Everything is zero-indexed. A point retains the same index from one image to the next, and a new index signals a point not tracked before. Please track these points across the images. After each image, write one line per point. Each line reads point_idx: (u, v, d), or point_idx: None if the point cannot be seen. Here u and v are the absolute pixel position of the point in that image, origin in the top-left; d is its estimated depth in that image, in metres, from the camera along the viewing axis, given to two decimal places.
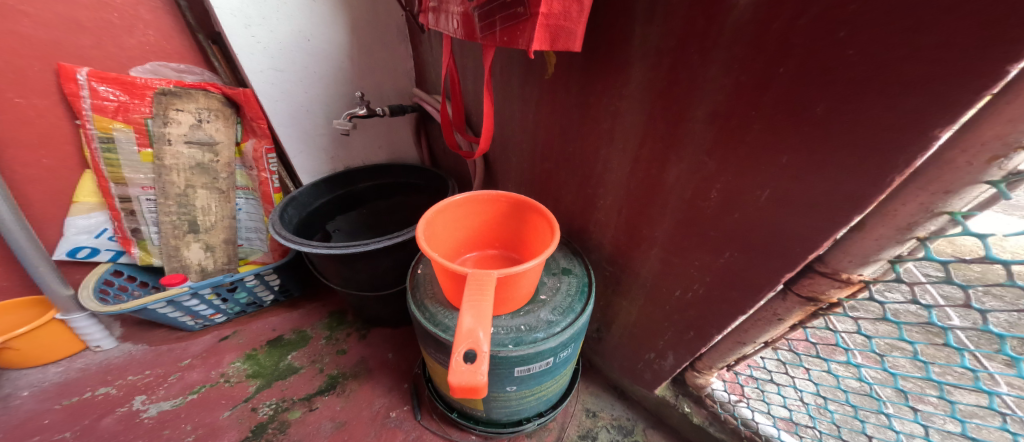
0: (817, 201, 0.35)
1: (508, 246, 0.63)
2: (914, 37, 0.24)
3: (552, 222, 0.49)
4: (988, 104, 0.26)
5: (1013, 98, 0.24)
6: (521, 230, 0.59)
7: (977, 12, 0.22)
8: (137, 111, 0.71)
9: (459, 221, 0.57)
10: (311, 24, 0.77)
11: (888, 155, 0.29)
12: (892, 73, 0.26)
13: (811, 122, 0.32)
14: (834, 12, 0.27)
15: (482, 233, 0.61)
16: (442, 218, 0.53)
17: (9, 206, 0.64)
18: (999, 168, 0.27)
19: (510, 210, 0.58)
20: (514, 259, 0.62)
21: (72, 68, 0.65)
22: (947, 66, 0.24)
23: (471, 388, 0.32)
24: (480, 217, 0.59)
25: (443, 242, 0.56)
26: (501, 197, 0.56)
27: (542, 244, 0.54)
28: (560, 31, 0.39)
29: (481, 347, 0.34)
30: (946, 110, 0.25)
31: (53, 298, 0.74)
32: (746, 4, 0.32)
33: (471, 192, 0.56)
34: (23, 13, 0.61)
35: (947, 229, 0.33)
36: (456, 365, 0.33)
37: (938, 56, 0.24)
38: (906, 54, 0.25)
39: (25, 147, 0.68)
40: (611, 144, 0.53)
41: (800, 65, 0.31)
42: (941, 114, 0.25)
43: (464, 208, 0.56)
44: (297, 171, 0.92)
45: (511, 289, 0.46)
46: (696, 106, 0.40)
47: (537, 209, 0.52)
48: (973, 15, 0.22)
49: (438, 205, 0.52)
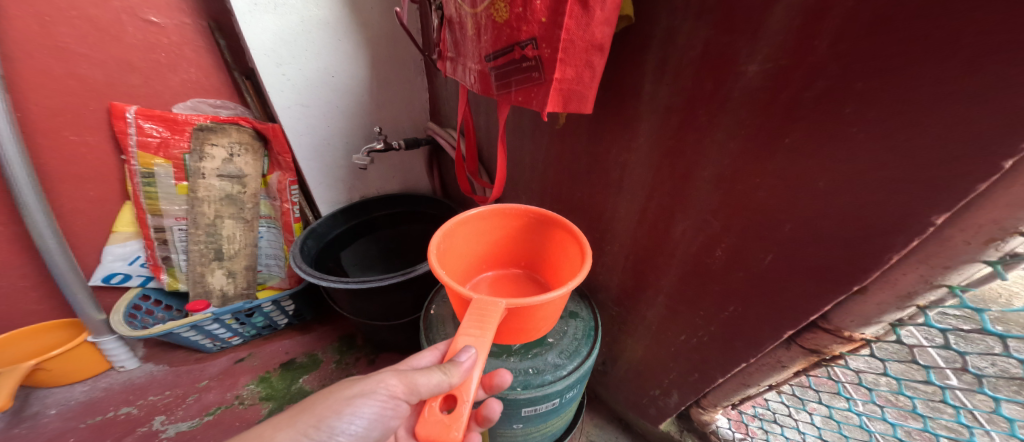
0: (823, 267, 0.36)
1: (533, 265, 0.65)
2: (920, 117, 0.26)
3: (583, 245, 0.49)
4: (993, 184, 0.27)
5: (1007, 188, 0.26)
6: (544, 248, 0.61)
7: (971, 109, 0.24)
8: (176, 147, 0.75)
9: (482, 234, 0.60)
10: (336, 62, 0.83)
11: (893, 228, 0.30)
12: (895, 153, 0.28)
13: (816, 196, 0.34)
14: (837, 93, 0.30)
15: (503, 247, 0.64)
16: (463, 230, 0.56)
17: (55, 237, 0.68)
18: (996, 249, 0.29)
19: (533, 226, 0.59)
20: (535, 279, 0.65)
21: (122, 107, 0.71)
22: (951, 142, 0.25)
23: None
24: (502, 231, 0.61)
25: (464, 255, 0.59)
26: (527, 212, 0.57)
27: (568, 268, 0.55)
28: (573, 94, 0.41)
29: (461, 401, 0.37)
30: (946, 195, 0.27)
31: (87, 322, 0.77)
32: (753, 73, 0.35)
33: (496, 205, 0.58)
34: (81, 56, 0.65)
35: (945, 300, 0.35)
36: (432, 414, 0.37)
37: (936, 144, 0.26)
38: (907, 138, 0.27)
39: (75, 180, 0.73)
40: (619, 193, 0.55)
41: (804, 136, 0.33)
42: (946, 197, 0.27)
43: (489, 221, 0.59)
44: (316, 201, 0.96)
45: (528, 320, 0.44)
46: (703, 166, 0.43)
47: (564, 226, 0.53)
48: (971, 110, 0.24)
49: (460, 216, 0.55)
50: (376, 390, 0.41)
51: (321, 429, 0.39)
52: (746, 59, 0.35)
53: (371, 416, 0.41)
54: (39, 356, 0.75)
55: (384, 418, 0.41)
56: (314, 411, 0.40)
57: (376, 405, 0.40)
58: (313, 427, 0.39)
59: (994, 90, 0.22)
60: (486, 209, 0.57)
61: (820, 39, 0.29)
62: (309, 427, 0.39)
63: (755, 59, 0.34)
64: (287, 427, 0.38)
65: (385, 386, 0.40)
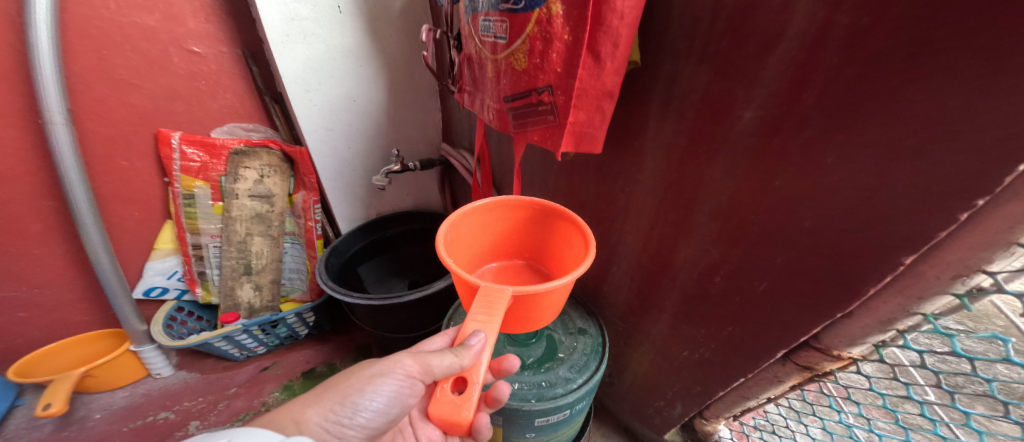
0: (811, 295, 0.40)
1: (536, 257, 0.65)
2: (889, 171, 0.30)
3: (587, 237, 0.49)
4: (956, 228, 0.31)
5: (966, 233, 0.31)
6: (549, 240, 0.61)
7: (931, 169, 0.28)
8: (214, 170, 0.82)
9: (487, 227, 0.60)
10: (357, 88, 0.89)
11: (871, 264, 0.34)
12: (869, 201, 0.32)
13: (804, 233, 0.38)
14: (819, 144, 0.34)
15: (509, 240, 0.64)
16: (468, 221, 0.57)
17: (107, 251, 0.73)
18: (963, 283, 0.33)
19: (538, 217, 0.59)
20: (540, 271, 0.65)
21: (168, 133, 0.77)
22: (917, 194, 0.29)
23: (453, 422, 0.36)
24: (508, 223, 0.61)
25: (469, 246, 0.59)
26: (532, 204, 0.58)
27: (573, 258, 0.55)
28: (584, 136, 0.45)
29: (471, 383, 0.39)
30: (913, 239, 0.31)
31: (129, 332, 0.82)
32: (748, 119, 0.39)
33: (501, 197, 0.58)
34: (133, 86, 0.72)
35: (921, 325, 0.39)
36: (444, 395, 0.39)
37: (903, 195, 0.30)
38: (879, 188, 0.31)
39: (122, 203, 0.79)
40: (625, 220, 0.60)
41: (792, 179, 0.37)
42: (913, 241, 0.31)
43: (494, 212, 0.59)
44: (337, 219, 1.01)
45: (534, 308, 0.45)
46: (704, 200, 0.47)
47: (569, 217, 0.54)
48: (930, 170, 0.28)
49: (465, 207, 0.55)
50: (393, 370, 0.46)
51: (346, 405, 0.45)
52: (742, 105, 0.39)
53: (390, 394, 0.46)
54: (87, 364, 0.81)
55: (403, 395, 0.46)
56: (340, 390, 0.46)
57: (394, 384, 0.46)
58: (339, 403, 0.45)
59: (947, 154, 0.26)
60: (491, 200, 0.57)
61: (805, 94, 0.33)
62: (335, 403, 0.45)
63: (750, 106, 0.38)
64: (316, 404, 0.44)
65: (401, 366, 0.45)
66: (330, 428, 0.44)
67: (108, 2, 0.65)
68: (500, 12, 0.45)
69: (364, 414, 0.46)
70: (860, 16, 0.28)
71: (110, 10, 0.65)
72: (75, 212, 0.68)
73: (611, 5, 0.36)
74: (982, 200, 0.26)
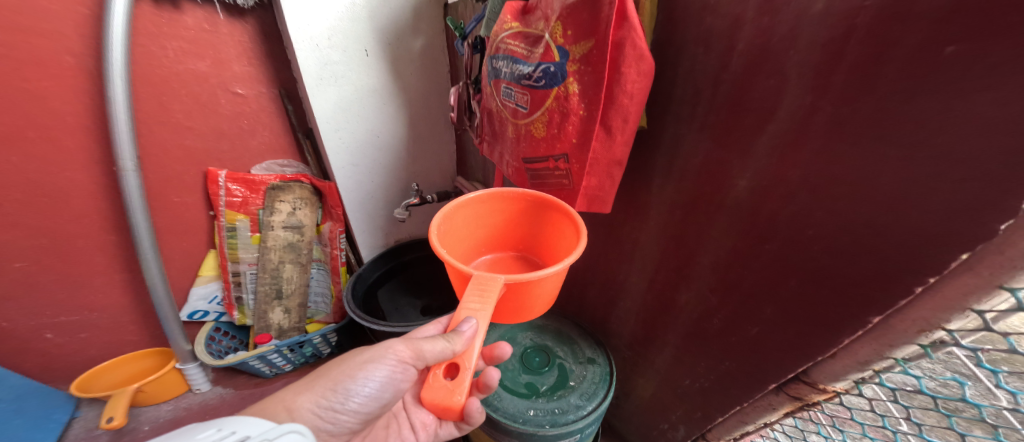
0: (796, 342, 0.46)
1: (529, 248, 0.65)
2: (857, 249, 0.36)
3: (580, 225, 0.50)
4: (921, 292, 0.35)
5: (926, 297, 0.35)
6: (542, 231, 0.61)
7: (888, 253, 0.34)
8: (253, 204, 0.90)
9: (481, 218, 0.61)
10: (382, 127, 0.96)
11: (841, 323, 0.40)
12: (840, 271, 0.38)
13: (791, 290, 0.44)
14: (800, 218, 0.40)
15: (503, 232, 0.64)
16: (462, 213, 0.57)
17: (162, 278, 0.80)
18: (926, 336, 0.37)
19: (532, 209, 0.59)
20: (534, 262, 0.65)
21: (216, 173, 0.85)
22: (884, 269, 0.35)
23: (446, 405, 0.40)
24: (502, 215, 0.62)
25: (463, 238, 0.60)
26: (525, 196, 0.58)
27: (565, 248, 0.56)
28: (596, 198, 0.51)
29: (462, 369, 0.43)
30: (874, 306, 0.37)
31: (176, 351, 0.88)
32: (742, 188, 0.45)
33: (495, 189, 0.58)
34: (189, 128, 0.79)
35: (894, 367, 0.41)
36: (436, 380, 0.42)
37: (867, 270, 0.36)
38: (849, 261, 0.37)
39: (173, 235, 0.86)
40: (632, 261, 0.67)
41: (781, 244, 0.43)
42: (874, 307, 0.37)
43: (487, 205, 0.60)
44: (360, 247, 1.09)
45: (527, 294, 0.48)
46: (705, 251, 0.53)
47: (561, 208, 0.54)
48: (887, 255, 0.34)
49: (459, 200, 0.56)
50: (382, 358, 0.50)
51: (337, 391, 0.50)
52: (737, 176, 0.46)
53: (381, 379, 0.50)
54: (139, 380, 0.88)
55: (393, 381, 0.51)
56: (332, 377, 0.50)
57: (385, 370, 0.50)
58: (330, 390, 0.49)
59: (899, 243, 0.33)
60: (484, 192, 0.58)
61: (789, 174, 0.40)
62: (327, 390, 0.49)
63: (744, 177, 0.45)
64: (308, 391, 0.49)
65: (389, 354, 0.50)
66: (323, 413, 0.49)
67: (167, 52, 0.72)
68: (522, 86, 0.52)
69: (358, 398, 0.51)
70: (838, 109, 0.34)
71: (169, 58, 0.73)
72: (138, 245, 0.75)
73: (623, 88, 0.43)
74: (934, 277, 0.32)
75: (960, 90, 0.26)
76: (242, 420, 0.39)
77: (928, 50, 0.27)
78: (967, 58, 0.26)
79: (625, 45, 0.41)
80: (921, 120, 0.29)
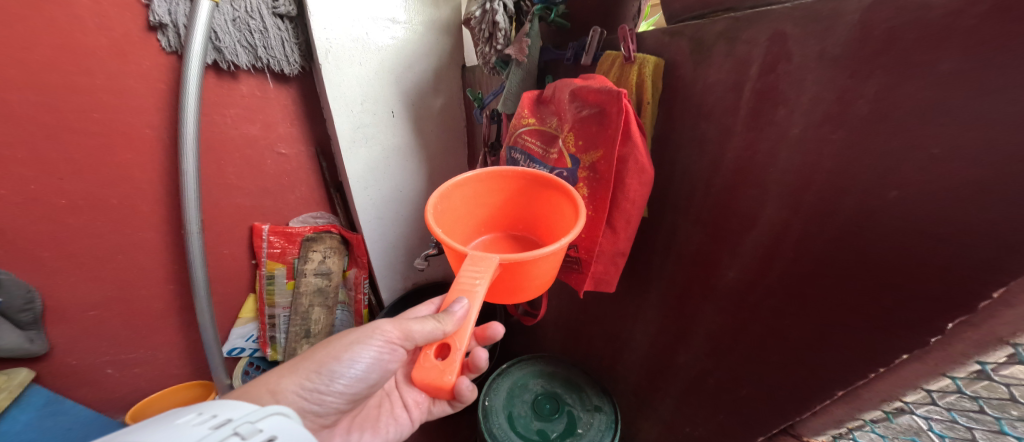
0: (774, 407, 0.55)
1: (529, 227, 0.64)
2: (820, 346, 0.45)
3: (578, 204, 0.49)
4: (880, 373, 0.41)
5: (881, 379, 0.41)
6: (541, 211, 0.60)
7: (842, 354, 0.43)
8: (290, 253, 1.00)
9: (479, 198, 0.60)
10: (406, 181, 1.06)
11: (807, 397, 0.49)
12: (807, 360, 0.47)
13: (770, 365, 0.53)
14: (777, 314, 0.49)
15: (504, 211, 0.63)
16: (460, 193, 0.57)
17: (211, 321, 0.89)
18: (887, 405, 0.42)
19: (531, 187, 0.59)
20: (533, 241, 0.64)
21: (260, 228, 0.95)
22: (843, 365, 0.43)
23: (438, 384, 0.42)
24: (501, 194, 0.61)
25: (462, 218, 0.60)
26: (523, 174, 0.57)
27: (563, 226, 0.55)
28: (601, 280, 0.61)
29: (454, 349, 0.45)
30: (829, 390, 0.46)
31: (217, 384, 0.96)
32: (729, 279, 0.54)
33: (493, 168, 0.57)
34: (240, 188, 0.90)
35: (863, 426, 0.46)
36: (427, 361, 0.44)
37: (828, 363, 0.45)
38: (816, 353, 0.46)
39: (220, 281, 0.95)
40: (636, 320, 0.75)
41: (762, 328, 0.52)
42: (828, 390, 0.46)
43: (486, 184, 0.59)
44: (381, 289, 1.17)
45: (522, 275, 0.49)
46: (700, 322, 0.61)
47: (557, 187, 0.53)
48: (841, 356, 0.43)
49: (456, 179, 0.55)
50: (368, 340, 0.52)
51: (322, 373, 0.51)
52: (724, 269, 0.54)
53: (368, 361, 0.52)
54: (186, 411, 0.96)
55: (381, 362, 0.53)
56: (315, 360, 0.51)
57: (372, 351, 0.52)
58: (314, 372, 0.51)
59: (850, 348, 0.42)
60: (483, 172, 0.56)
61: (766, 278, 0.48)
62: (309, 372, 0.50)
63: (732, 270, 0.53)
64: (290, 374, 0.50)
65: (376, 337, 0.51)
66: (308, 395, 0.51)
67: (226, 118, 0.82)
68: None
69: (345, 379, 0.52)
70: (801, 238, 0.43)
71: (227, 125, 0.83)
72: (196, 298, 0.85)
73: (626, 195, 0.52)
74: (883, 368, 0.40)
75: (888, 249, 0.35)
76: (221, 405, 0.31)
77: (862, 215, 0.36)
78: (889, 230, 0.34)
79: (629, 160, 0.50)
80: (863, 263, 0.37)
